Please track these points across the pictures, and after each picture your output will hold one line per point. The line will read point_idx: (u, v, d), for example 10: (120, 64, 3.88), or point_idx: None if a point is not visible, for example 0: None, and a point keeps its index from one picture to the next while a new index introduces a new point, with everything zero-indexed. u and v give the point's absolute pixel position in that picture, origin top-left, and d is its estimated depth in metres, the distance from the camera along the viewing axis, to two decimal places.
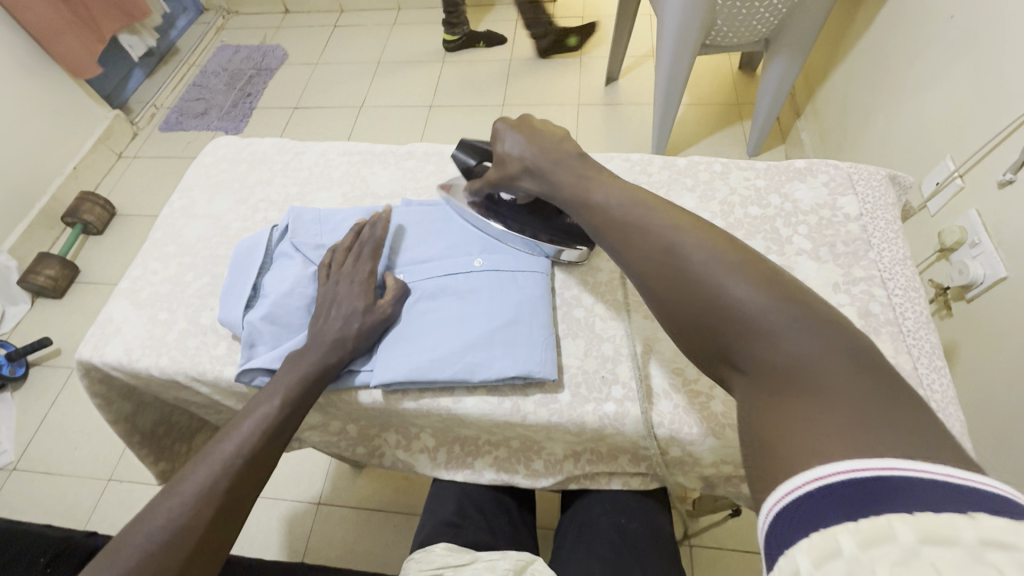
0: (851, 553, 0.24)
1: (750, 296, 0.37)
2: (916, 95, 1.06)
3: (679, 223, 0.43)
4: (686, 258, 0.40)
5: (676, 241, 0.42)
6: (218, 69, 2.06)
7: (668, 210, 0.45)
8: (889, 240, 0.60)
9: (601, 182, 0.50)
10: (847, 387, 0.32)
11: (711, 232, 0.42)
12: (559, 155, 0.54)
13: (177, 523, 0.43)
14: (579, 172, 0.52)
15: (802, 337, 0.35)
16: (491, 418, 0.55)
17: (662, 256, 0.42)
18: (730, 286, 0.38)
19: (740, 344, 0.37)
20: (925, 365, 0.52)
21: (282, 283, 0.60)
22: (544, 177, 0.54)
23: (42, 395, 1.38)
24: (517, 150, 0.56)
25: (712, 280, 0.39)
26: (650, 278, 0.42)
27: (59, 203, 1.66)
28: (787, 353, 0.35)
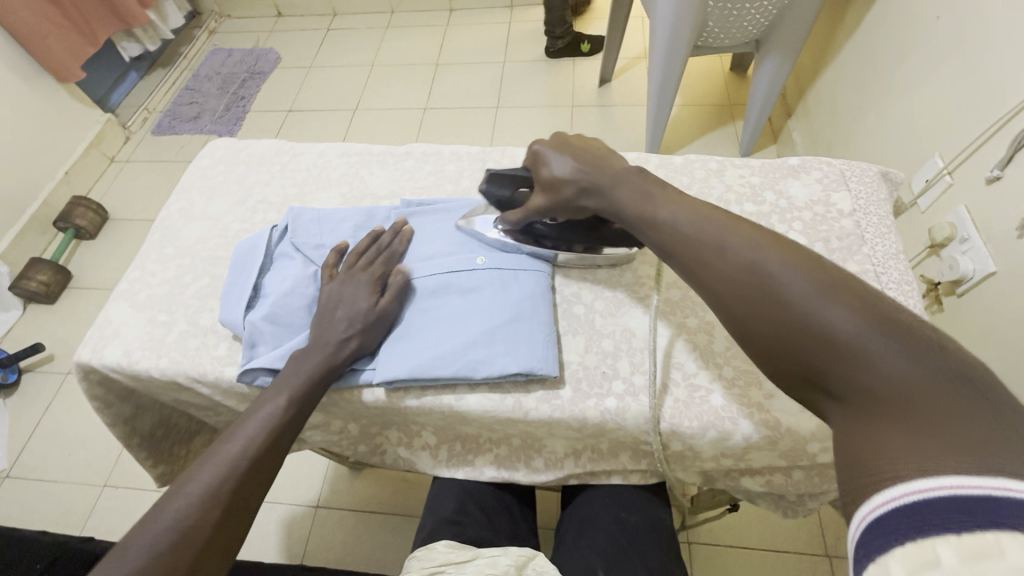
0: (949, 565, 0.24)
1: (841, 315, 0.35)
2: (905, 94, 1.07)
3: (756, 239, 0.42)
4: (776, 283, 0.39)
5: (759, 263, 0.40)
6: (211, 73, 2.06)
7: (742, 226, 0.44)
8: (882, 234, 0.61)
9: (666, 199, 0.49)
10: (968, 415, 0.29)
11: (794, 249, 0.40)
12: (611, 171, 0.54)
13: (183, 524, 0.43)
14: (637, 186, 0.51)
15: (914, 362, 0.32)
16: (493, 414, 0.55)
17: (746, 281, 0.40)
18: (819, 306, 0.36)
19: (843, 372, 0.34)
20: None
21: (283, 284, 0.60)
22: (602, 191, 0.53)
23: (35, 401, 1.37)
24: (568, 172, 0.55)
25: (805, 305, 0.37)
26: (734, 305, 0.41)
27: (51, 207, 1.65)
28: (898, 380, 0.32)
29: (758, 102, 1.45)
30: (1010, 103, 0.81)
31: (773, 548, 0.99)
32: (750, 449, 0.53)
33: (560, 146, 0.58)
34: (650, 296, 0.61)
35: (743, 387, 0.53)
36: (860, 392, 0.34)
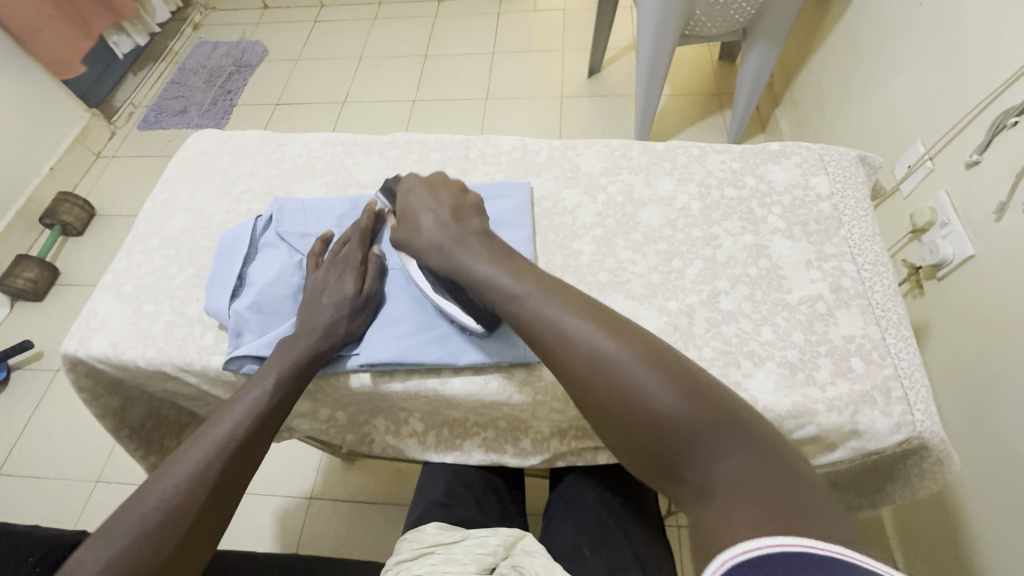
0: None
1: (670, 398, 0.38)
2: (888, 81, 1.08)
3: (580, 311, 0.45)
4: (608, 365, 0.41)
5: (596, 343, 0.42)
6: (197, 66, 2.03)
7: (567, 294, 0.46)
8: (859, 217, 0.63)
9: (505, 259, 0.51)
10: (762, 482, 0.33)
11: (613, 320, 0.44)
12: (460, 226, 0.54)
13: (170, 504, 0.44)
14: (476, 245, 0.53)
15: (725, 441, 0.36)
16: (478, 398, 0.56)
17: (585, 363, 0.42)
18: (651, 389, 0.39)
19: (673, 452, 0.37)
20: (893, 335, 0.54)
21: (268, 272, 0.61)
22: (447, 255, 0.53)
23: (25, 399, 1.36)
24: (422, 222, 0.55)
25: (638, 388, 0.40)
26: (580, 385, 0.42)
27: (36, 204, 1.63)
28: (716, 456, 0.36)
29: (745, 91, 1.46)
30: (988, 89, 0.82)
31: None
32: None
33: (426, 188, 0.58)
34: (632, 280, 0.61)
35: (722, 367, 0.54)
36: (687, 472, 0.37)
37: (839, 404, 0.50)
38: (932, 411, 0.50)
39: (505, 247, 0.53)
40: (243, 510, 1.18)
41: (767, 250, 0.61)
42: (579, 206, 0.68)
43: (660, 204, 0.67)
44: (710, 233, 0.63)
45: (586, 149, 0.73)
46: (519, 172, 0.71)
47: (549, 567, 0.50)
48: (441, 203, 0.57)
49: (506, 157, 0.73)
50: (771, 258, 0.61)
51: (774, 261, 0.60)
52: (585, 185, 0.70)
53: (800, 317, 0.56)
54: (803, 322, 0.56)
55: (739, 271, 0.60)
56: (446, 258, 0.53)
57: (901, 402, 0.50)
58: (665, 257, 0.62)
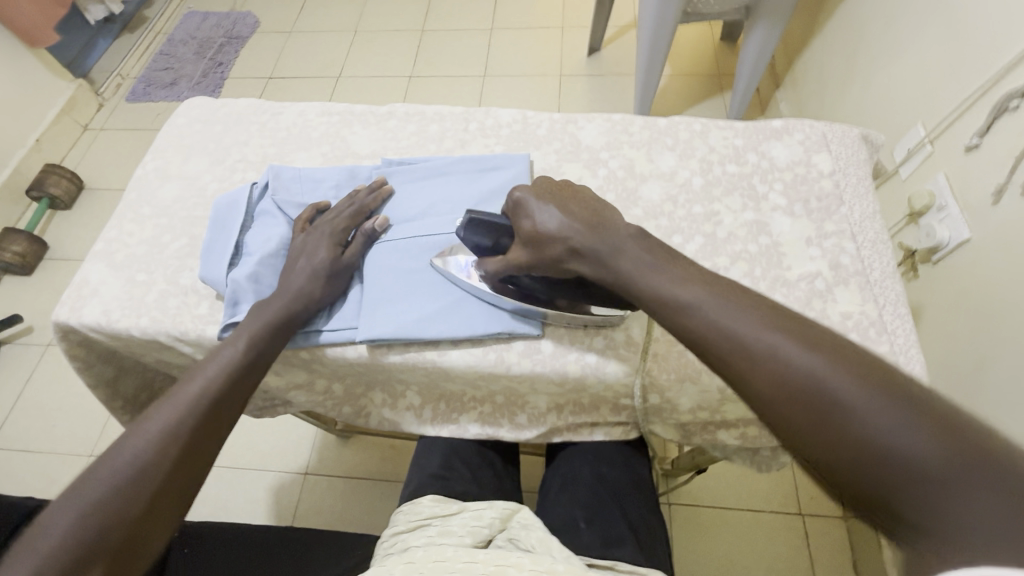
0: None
1: (897, 415, 0.30)
2: (891, 63, 1.07)
3: (763, 314, 0.37)
4: (814, 383, 0.33)
5: (796, 357, 0.34)
6: (187, 37, 1.98)
7: (755, 300, 0.39)
8: (860, 195, 0.62)
9: (675, 271, 0.43)
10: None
11: (811, 326, 0.36)
12: (610, 231, 0.47)
13: (142, 460, 0.44)
14: (636, 251, 0.45)
15: (988, 477, 0.26)
16: (476, 370, 0.56)
17: (781, 378, 0.34)
18: (870, 399, 0.31)
19: (909, 489, 0.28)
20: (889, 314, 0.54)
21: (266, 242, 0.60)
22: (603, 264, 0.46)
23: (15, 373, 1.35)
24: (554, 228, 0.48)
25: (856, 405, 0.31)
26: (772, 408, 0.35)
27: (22, 175, 1.60)
28: (978, 497, 0.26)
29: (747, 72, 1.44)
30: (992, 71, 0.81)
31: (748, 509, 1.03)
32: (725, 401, 0.54)
33: (558, 189, 0.51)
34: None
35: None
36: (929, 513, 0.27)
37: None
38: None
39: (669, 251, 0.45)
40: (238, 484, 1.19)
41: (767, 227, 0.61)
42: (579, 180, 0.67)
43: (661, 179, 0.66)
44: (710, 209, 0.63)
45: (587, 123, 0.72)
46: (519, 146, 0.70)
47: (546, 541, 0.50)
48: (577, 206, 0.49)
49: (506, 130, 0.72)
50: (770, 236, 0.60)
51: (774, 238, 0.60)
52: (586, 159, 0.69)
53: (799, 294, 0.56)
54: (801, 299, 0.56)
55: (739, 247, 0.60)
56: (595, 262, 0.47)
57: None
58: (665, 233, 0.62)
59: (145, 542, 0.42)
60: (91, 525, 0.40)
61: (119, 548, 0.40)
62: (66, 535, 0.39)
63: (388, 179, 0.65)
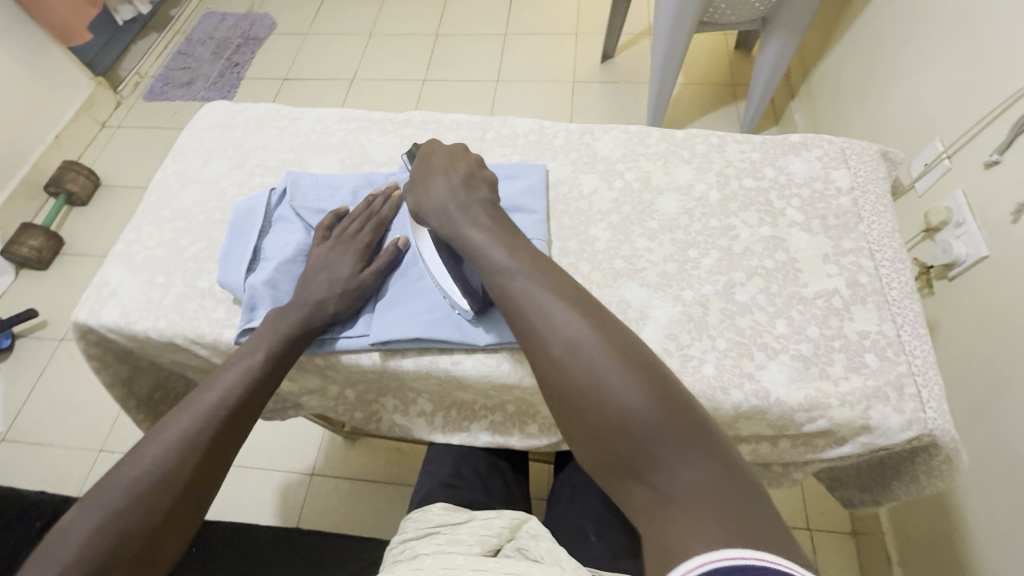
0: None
1: (632, 393, 0.39)
2: (910, 76, 1.06)
3: (558, 292, 0.46)
4: (580, 367, 0.41)
5: (599, 355, 0.41)
6: (204, 38, 2.00)
7: (557, 279, 0.47)
8: (879, 212, 0.62)
9: (504, 236, 0.52)
10: (725, 499, 0.33)
11: (587, 306, 0.45)
12: (475, 197, 0.56)
13: (162, 468, 0.44)
14: (479, 215, 0.54)
15: (690, 445, 0.36)
16: (489, 380, 0.55)
17: (561, 356, 0.42)
18: (614, 381, 0.40)
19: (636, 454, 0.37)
20: (908, 334, 0.54)
21: (284, 249, 0.60)
22: (449, 218, 0.55)
23: (30, 366, 1.37)
24: (444, 195, 0.56)
25: (603, 383, 0.40)
26: (564, 390, 0.42)
27: (41, 171, 1.62)
28: (687, 472, 0.35)
29: (761, 81, 1.44)
30: (1014, 86, 0.80)
31: None
32: (740, 419, 0.53)
33: (443, 153, 0.61)
34: (647, 269, 0.61)
35: (735, 358, 0.54)
36: (651, 471, 0.36)
37: (851, 399, 0.50)
38: (946, 412, 0.50)
39: (503, 223, 0.54)
40: (245, 483, 1.20)
41: (784, 243, 0.61)
42: (595, 192, 0.67)
43: (677, 192, 0.66)
44: (727, 224, 0.63)
45: (605, 135, 0.72)
46: (536, 156, 0.71)
47: (554, 551, 0.50)
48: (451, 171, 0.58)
49: (522, 139, 0.72)
50: (788, 252, 0.60)
51: (791, 254, 0.60)
52: (602, 171, 0.69)
53: (815, 311, 0.56)
54: (818, 317, 0.55)
55: (756, 263, 0.60)
56: (449, 222, 0.55)
57: (914, 399, 0.50)
58: (681, 247, 0.62)
59: (161, 551, 0.43)
60: (109, 534, 0.41)
61: (138, 556, 0.41)
62: (89, 542, 0.40)
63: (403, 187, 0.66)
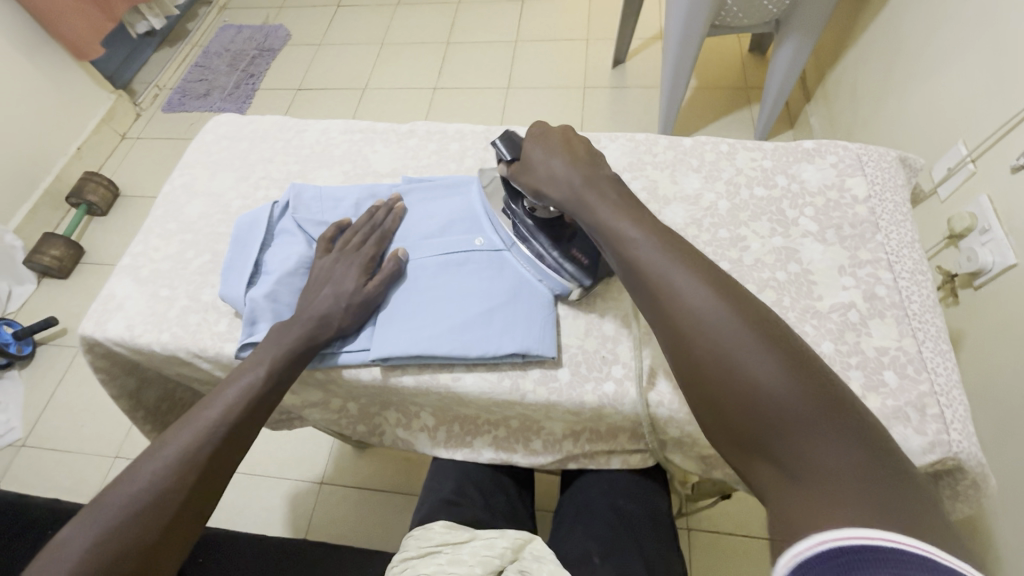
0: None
1: (771, 374, 0.36)
2: (930, 78, 1.03)
3: (683, 259, 0.43)
4: (708, 338, 0.39)
5: (741, 342, 0.37)
6: (220, 50, 2.04)
7: (681, 248, 0.44)
8: (898, 222, 0.59)
9: (640, 216, 0.47)
10: (876, 483, 0.31)
11: (714, 274, 0.42)
12: (597, 177, 0.51)
13: (160, 485, 0.44)
14: (609, 190, 0.50)
15: (838, 426, 0.34)
16: (490, 396, 0.54)
17: (686, 326, 0.40)
18: (754, 362, 0.37)
19: (769, 429, 0.35)
20: (929, 350, 0.51)
21: (285, 262, 0.60)
22: (577, 196, 0.50)
23: (49, 374, 1.40)
24: (557, 172, 0.52)
25: (737, 360, 0.37)
26: (691, 359, 0.39)
27: (63, 183, 1.66)
28: (822, 448, 0.33)
29: (776, 85, 1.41)
30: None
31: (769, 537, 0.99)
32: None
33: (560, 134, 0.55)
34: None
35: None
36: (784, 448, 0.34)
37: None
38: (971, 433, 0.47)
39: (632, 198, 0.49)
40: (254, 491, 1.20)
41: (797, 254, 0.58)
42: None
43: (685, 201, 0.64)
44: (737, 234, 0.61)
45: (611, 143, 0.71)
46: None
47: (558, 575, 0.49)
48: (558, 149, 0.53)
49: None
50: (801, 263, 0.58)
51: (804, 265, 0.58)
52: None
53: (830, 326, 0.53)
54: (833, 331, 0.53)
55: (767, 275, 0.58)
56: (577, 202, 0.50)
57: (937, 420, 0.47)
58: None
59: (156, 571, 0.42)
60: (105, 552, 0.41)
61: None
62: (86, 560, 0.40)
63: (403, 199, 0.65)
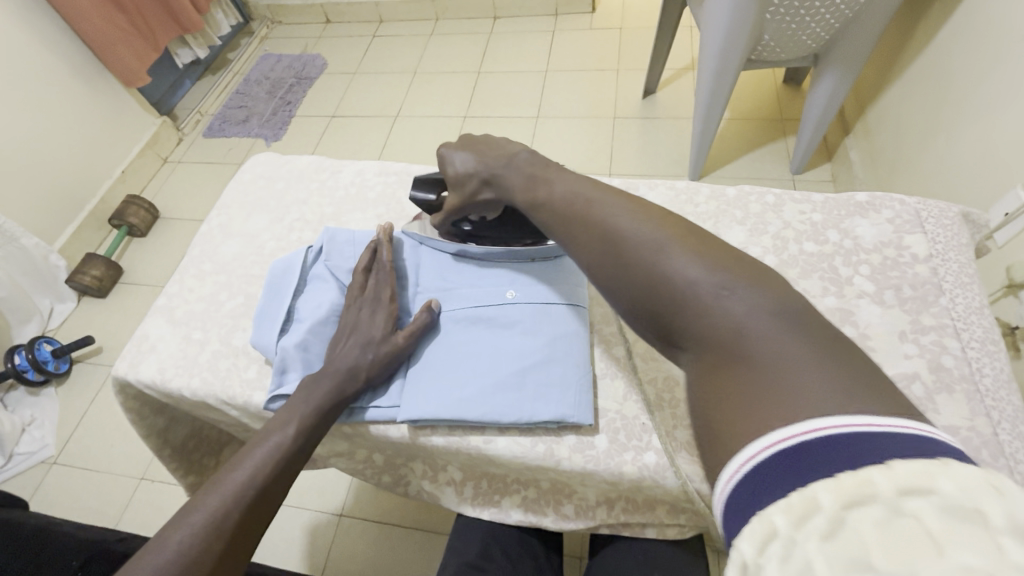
0: (785, 534, 0.24)
1: (687, 267, 0.36)
2: (983, 118, 0.98)
3: (599, 191, 0.44)
4: (626, 248, 0.39)
5: (653, 245, 0.38)
6: (260, 78, 2.12)
7: (594, 183, 0.45)
8: (964, 284, 0.55)
9: (549, 176, 0.48)
10: (798, 347, 0.31)
11: (628, 198, 0.43)
12: (507, 157, 0.52)
13: (188, 554, 0.42)
14: (524, 160, 0.51)
15: (749, 299, 0.34)
16: (522, 461, 0.52)
17: (607, 246, 0.40)
18: (669, 261, 0.36)
19: (684, 318, 0.35)
20: (1007, 431, 0.47)
21: (316, 309, 0.59)
22: (493, 177, 0.52)
23: (83, 392, 1.43)
24: (470, 167, 0.54)
25: (654, 262, 0.37)
26: (611, 276, 0.39)
27: (107, 205, 1.73)
28: (735, 318, 0.33)
29: (814, 119, 1.38)
30: None
31: None
32: None
33: (461, 147, 0.57)
34: None
35: None
36: (701, 332, 0.34)
37: None
38: None
39: (545, 157, 0.51)
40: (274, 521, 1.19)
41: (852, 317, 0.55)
42: None
43: None
44: None
45: (650, 191, 0.69)
46: None
47: None
48: (465, 146, 0.56)
49: None
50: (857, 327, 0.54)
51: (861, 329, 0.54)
52: None
53: None
54: None
55: None
56: (494, 182, 0.52)
57: None
58: None
59: None
60: None
61: None
62: None
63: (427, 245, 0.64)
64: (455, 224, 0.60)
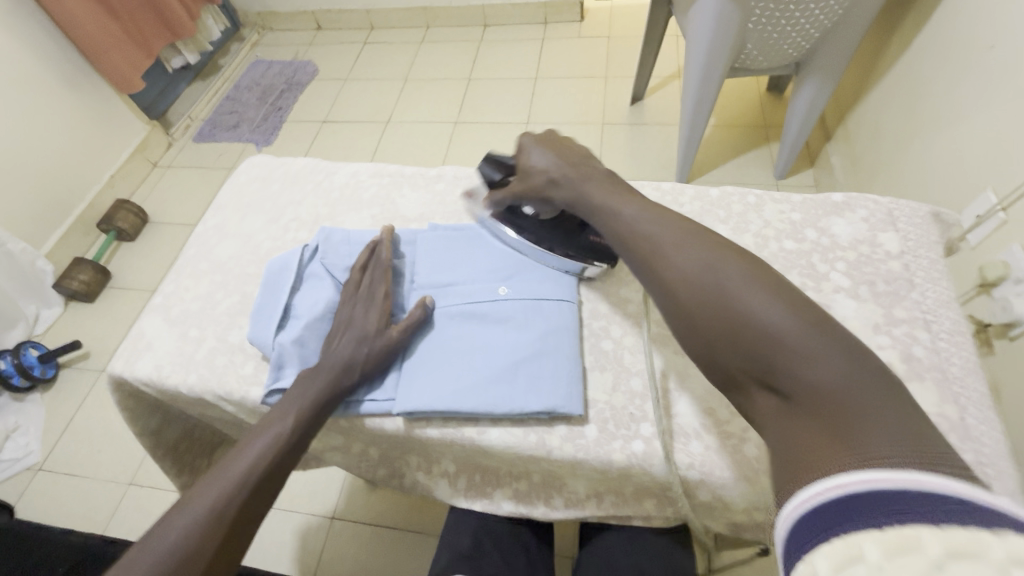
0: (874, 562, 0.23)
1: (779, 317, 0.37)
2: (954, 124, 1.03)
3: (683, 232, 0.46)
4: (716, 291, 0.40)
5: (743, 292, 0.39)
6: (251, 83, 2.12)
7: (677, 224, 0.47)
8: (934, 279, 0.58)
9: (630, 197, 0.53)
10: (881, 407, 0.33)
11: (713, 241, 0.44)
12: (585, 169, 0.57)
13: (189, 541, 0.43)
14: (599, 179, 0.55)
15: (838, 357, 0.35)
16: (514, 451, 0.53)
17: (695, 286, 0.42)
18: (762, 310, 0.38)
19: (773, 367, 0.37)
20: (973, 416, 0.49)
21: (313, 306, 0.60)
22: (571, 186, 0.56)
23: (70, 397, 1.42)
24: (547, 162, 0.58)
25: (745, 309, 0.39)
26: (697, 316, 0.41)
27: (95, 209, 1.72)
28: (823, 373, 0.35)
29: (796, 125, 1.42)
30: None
31: None
32: None
33: (541, 142, 0.61)
34: None
35: None
36: (789, 382, 0.36)
37: None
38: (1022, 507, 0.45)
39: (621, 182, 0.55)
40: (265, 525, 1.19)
41: (829, 310, 0.57)
42: None
43: None
44: None
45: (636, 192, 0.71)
46: None
47: None
48: (555, 145, 0.60)
49: None
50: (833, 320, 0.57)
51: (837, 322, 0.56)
52: None
53: None
54: None
55: None
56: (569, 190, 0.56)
57: None
58: None
59: None
60: None
61: None
62: None
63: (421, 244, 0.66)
64: (511, 206, 0.63)
